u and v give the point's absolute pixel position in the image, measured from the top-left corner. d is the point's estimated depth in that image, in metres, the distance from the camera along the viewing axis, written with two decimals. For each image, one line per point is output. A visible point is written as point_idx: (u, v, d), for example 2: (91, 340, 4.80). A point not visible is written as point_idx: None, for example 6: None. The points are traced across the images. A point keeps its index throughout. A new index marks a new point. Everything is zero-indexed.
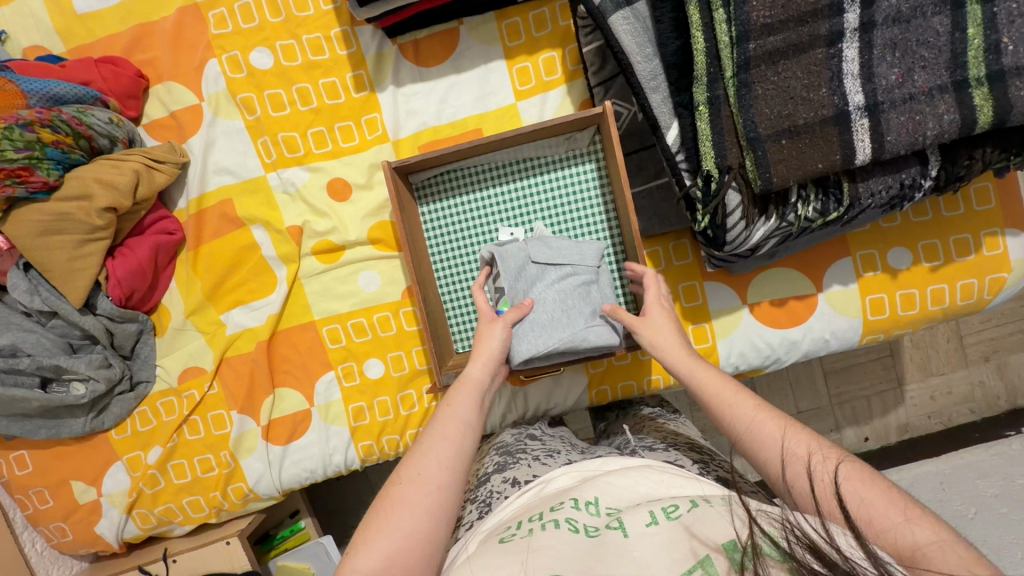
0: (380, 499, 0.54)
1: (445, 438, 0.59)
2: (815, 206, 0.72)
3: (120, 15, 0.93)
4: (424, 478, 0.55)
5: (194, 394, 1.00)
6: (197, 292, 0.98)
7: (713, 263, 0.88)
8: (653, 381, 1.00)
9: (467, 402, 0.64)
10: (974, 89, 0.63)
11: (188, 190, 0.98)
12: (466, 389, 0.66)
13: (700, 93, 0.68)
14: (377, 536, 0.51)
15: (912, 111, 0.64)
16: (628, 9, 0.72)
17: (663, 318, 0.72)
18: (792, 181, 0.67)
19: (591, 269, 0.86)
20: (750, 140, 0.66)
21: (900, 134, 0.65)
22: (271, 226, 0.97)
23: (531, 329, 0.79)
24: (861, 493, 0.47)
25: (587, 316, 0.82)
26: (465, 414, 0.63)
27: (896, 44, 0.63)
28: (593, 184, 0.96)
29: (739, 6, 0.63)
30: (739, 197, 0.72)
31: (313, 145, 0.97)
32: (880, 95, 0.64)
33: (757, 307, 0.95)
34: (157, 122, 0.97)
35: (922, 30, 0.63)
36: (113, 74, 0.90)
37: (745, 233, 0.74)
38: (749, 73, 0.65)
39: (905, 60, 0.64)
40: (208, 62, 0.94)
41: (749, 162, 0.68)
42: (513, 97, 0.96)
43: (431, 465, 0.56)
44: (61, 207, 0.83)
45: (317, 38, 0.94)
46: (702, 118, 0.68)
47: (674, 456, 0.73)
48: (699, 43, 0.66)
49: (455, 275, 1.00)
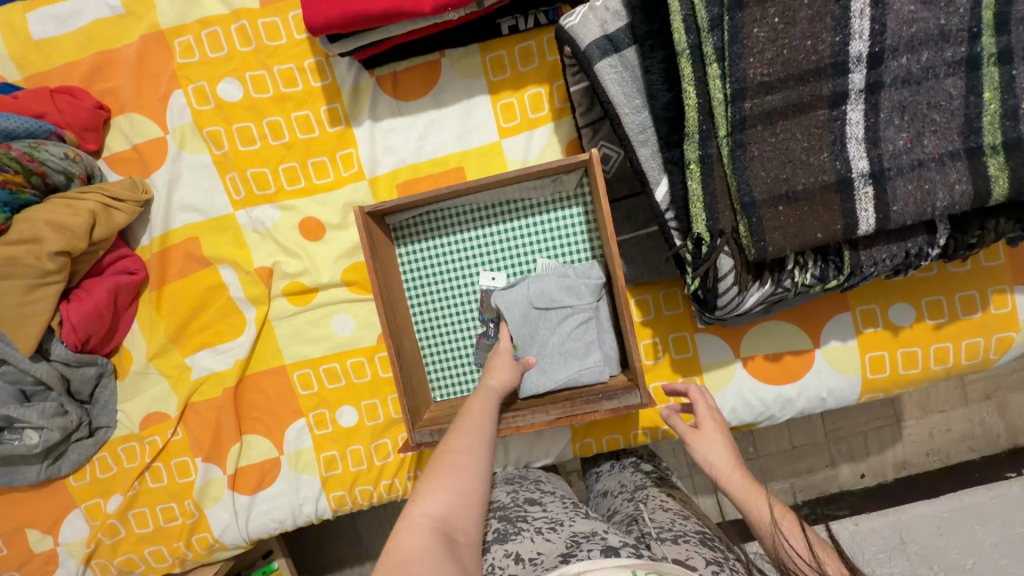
0: (434, 464, 0.61)
1: (480, 424, 0.66)
2: (813, 272, 0.68)
3: (79, 42, 0.87)
4: (469, 448, 0.62)
5: (157, 441, 0.95)
6: (160, 334, 0.93)
7: (704, 320, 0.82)
8: (640, 434, 0.95)
9: (488, 402, 0.71)
10: (988, 157, 0.58)
11: (151, 227, 0.92)
12: (483, 393, 0.73)
13: (692, 151, 0.62)
14: (443, 484, 0.57)
15: (921, 179, 0.59)
16: (616, 56, 0.67)
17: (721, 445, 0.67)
18: (790, 249, 0.62)
19: (588, 307, 0.86)
20: (744, 205, 0.61)
21: (907, 205, 0.59)
22: (239, 266, 0.92)
23: (538, 372, 0.85)
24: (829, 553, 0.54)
25: (582, 358, 0.85)
26: (488, 408, 0.70)
27: (906, 106, 0.58)
28: (580, 229, 0.91)
29: (735, 62, 0.58)
30: (733, 260, 0.67)
31: (284, 181, 0.91)
32: (886, 161, 0.59)
33: (751, 361, 0.90)
34: (118, 155, 0.91)
35: (933, 93, 0.57)
36: (69, 106, 0.84)
37: (737, 298, 0.70)
38: (745, 133, 0.60)
39: (914, 124, 0.58)
40: (174, 93, 0.89)
41: (743, 228, 0.63)
42: (496, 135, 0.91)
43: (477, 440, 0.63)
44: (9, 251, 0.78)
45: (290, 69, 0.89)
46: (694, 177, 0.63)
47: (687, 553, 0.65)
48: (691, 98, 0.61)
49: (439, 330, 0.95)
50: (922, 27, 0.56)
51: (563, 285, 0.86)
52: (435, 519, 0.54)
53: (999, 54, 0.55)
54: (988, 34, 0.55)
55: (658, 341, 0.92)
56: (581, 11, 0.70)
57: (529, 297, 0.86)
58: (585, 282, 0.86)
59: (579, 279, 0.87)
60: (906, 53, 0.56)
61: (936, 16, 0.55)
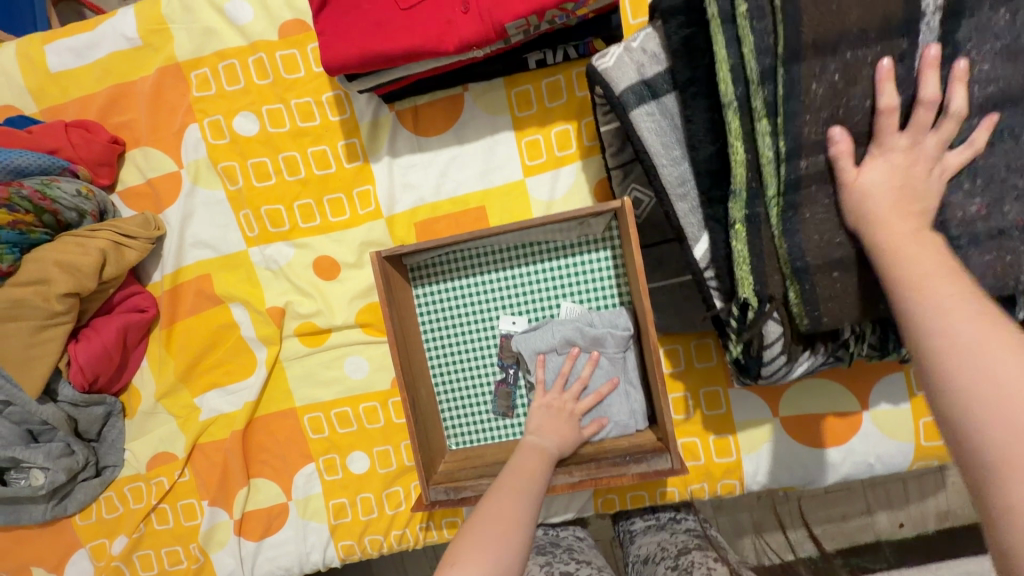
0: (473, 521, 0.58)
1: (528, 489, 0.63)
2: (871, 340, 0.64)
3: (96, 74, 0.86)
4: (515, 515, 0.59)
5: (163, 482, 0.92)
6: (170, 374, 0.90)
7: (740, 381, 0.74)
8: (667, 493, 0.89)
9: (539, 464, 0.69)
10: None
11: (163, 263, 0.89)
12: (534, 453, 0.71)
13: (738, 211, 0.57)
14: (484, 551, 0.54)
15: (1002, 249, 0.53)
16: (654, 103, 0.64)
17: (887, 197, 0.49)
18: (847, 321, 0.58)
19: (613, 356, 0.81)
20: (796, 270, 0.57)
21: (985, 276, 0.54)
22: (251, 306, 0.89)
23: (623, 396, 0.81)
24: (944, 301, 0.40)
25: (605, 411, 0.80)
26: (537, 470, 0.67)
27: (980, 170, 0.53)
28: (608, 274, 0.85)
29: (789, 118, 0.53)
30: (781, 328, 0.62)
31: (299, 219, 0.88)
32: (955, 229, 0.53)
33: (792, 423, 0.84)
34: (133, 190, 0.89)
35: (1014, 155, 0.52)
36: (84, 141, 0.82)
37: (786, 367, 0.65)
38: (798, 194, 0.55)
39: (990, 190, 0.53)
40: (189, 127, 0.86)
41: (794, 294, 0.58)
42: (520, 172, 0.87)
43: (523, 506, 0.60)
44: (17, 292, 0.76)
45: (307, 102, 0.85)
46: (739, 239, 0.58)
47: None
48: (738, 154, 0.55)
49: (455, 376, 0.90)
50: (1001, 86, 0.51)
51: (588, 335, 0.81)
52: None
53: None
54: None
55: (689, 396, 0.87)
56: (616, 51, 0.66)
57: (552, 344, 0.82)
58: (610, 332, 0.81)
59: (603, 329, 0.82)
60: (982, 116, 0.52)
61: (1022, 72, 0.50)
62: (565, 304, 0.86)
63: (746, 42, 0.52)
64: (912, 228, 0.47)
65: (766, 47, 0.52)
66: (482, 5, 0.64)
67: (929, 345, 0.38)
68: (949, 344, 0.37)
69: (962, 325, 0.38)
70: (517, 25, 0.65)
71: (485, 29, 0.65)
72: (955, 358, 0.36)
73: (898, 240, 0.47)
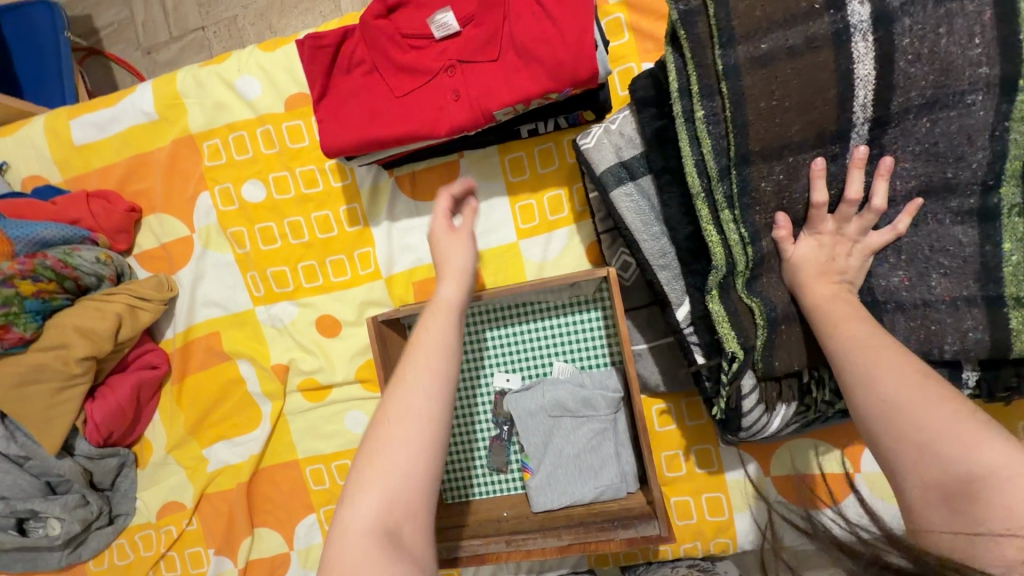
0: (368, 439, 0.50)
1: (428, 367, 0.52)
2: (832, 387, 0.67)
3: (116, 146, 0.92)
4: (412, 412, 0.50)
5: (172, 530, 0.95)
6: (180, 427, 0.94)
7: (728, 439, 0.76)
8: (661, 550, 0.89)
9: (445, 325, 0.56)
10: (1010, 309, 0.55)
11: (176, 321, 0.94)
12: (440, 307, 0.57)
13: (713, 280, 0.63)
14: (373, 477, 0.48)
15: (926, 318, 0.58)
16: (632, 185, 0.68)
17: (813, 274, 0.58)
18: (797, 364, 0.63)
19: (605, 418, 0.84)
20: (770, 320, 0.61)
21: (909, 340, 0.58)
22: (257, 362, 0.93)
23: (615, 458, 0.83)
24: (876, 359, 0.51)
25: (598, 473, 0.82)
26: (444, 336, 0.55)
27: (903, 247, 0.59)
28: (599, 334, 0.88)
29: (746, 212, 0.59)
30: (754, 379, 0.66)
31: (302, 279, 0.92)
32: (878, 294, 0.59)
33: (781, 481, 0.85)
34: (148, 253, 0.94)
35: (939, 238, 0.57)
36: (104, 211, 0.88)
37: (764, 419, 0.69)
38: (761, 267, 0.62)
39: (914, 265, 0.58)
40: (200, 195, 0.91)
41: (761, 340, 0.62)
42: (514, 235, 0.90)
43: (418, 400, 0.51)
44: (39, 357, 0.81)
45: (311, 170, 0.90)
46: (714, 301, 0.63)
47: None
48: (712, 237, 0.60)
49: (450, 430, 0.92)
50: (923, 180, 0.56)
51: (579, 397, 0.84)
52: (367, 521, 0.46)
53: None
54: (1011, 185, 0.53)
55: (680, 454, 0.89)
56: (597, 132, 0.70)
57: (543, 405, 0.84)
58: (600, 394, 0.83)
59: (595, 391, 0.84)
60: (905, 204, 0.58)
61: (942, 169, 0.55)
62: (557, 364, 0.88)
63: (704, 144, 0.57)
64: (833, 293, 0.58)
65: (720, 149, 0.57)
66: (472, 93, 0.67)
67: (875, 430, 0.48)
68: (884, 420, 0.48)
69: (881, 373, 0.50)
70: (506, 111, 0.68)
71: (475, 115, 0.67)
72: (892, 433, 0.47)
73: (825, 304, 0.57)
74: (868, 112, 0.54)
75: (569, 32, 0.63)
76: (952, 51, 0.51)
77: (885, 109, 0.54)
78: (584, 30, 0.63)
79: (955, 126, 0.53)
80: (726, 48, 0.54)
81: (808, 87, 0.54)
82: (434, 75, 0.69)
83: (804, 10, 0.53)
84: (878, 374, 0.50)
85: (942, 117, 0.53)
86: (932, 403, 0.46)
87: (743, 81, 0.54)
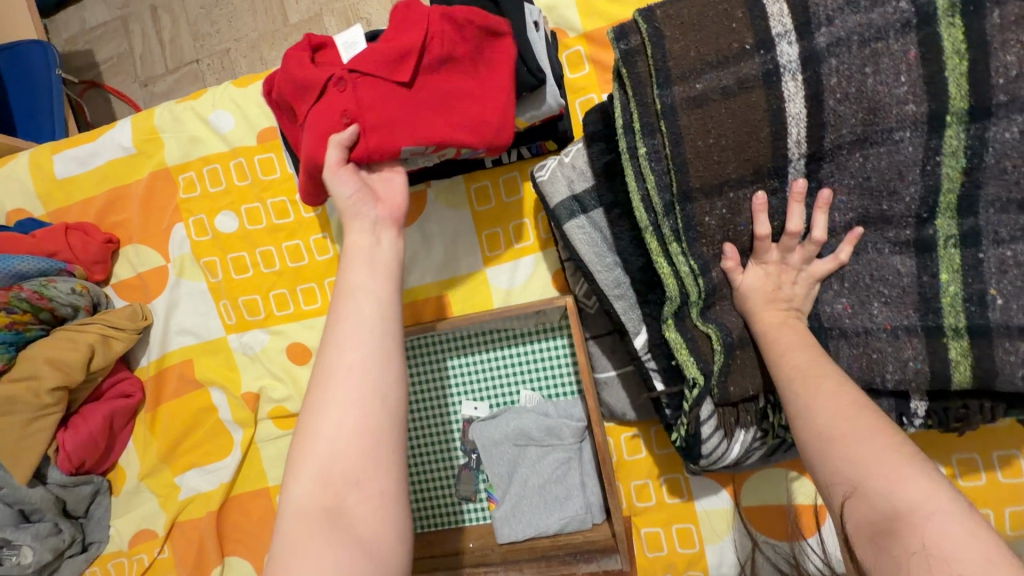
0: (303, 412, 0.51)
1: (346, 322, 0.53)
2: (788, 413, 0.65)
3: (95, 179, 0.95)
4: (338, 375, 0.50)
5: (143, 559, 0.95)
6: (152, 454, 0.95)
7: (692, 469, 0.74)
8: None
9: (361, 270, 0.56)
10: (951, 339, 0.54)
11: (150, 350, 0.96)
12: (356, 253, 0.58)
13: (669, 311, 0.61)
14: (308, 450, 0.49)
15: (868, 348, 0.57)
16: (584, 217, 0.68)
17: (762, 302, 0.58)
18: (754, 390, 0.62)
19: (570, 447, 0.83)
20: (726, 346, 0.60)
21: (852, 369, 0.57)
22: (228, 391, 0.94)
23: (581, 487, 0.82)
24: (817, 392, 0.49)
25: (564, 503, 0.81)
26: (361, 282, 0.55)
27: (847, 275, 0.58)
28: (566, 362, 0.87)
29: (692, 244, 0.58)
30: (711, 406, 0.64)
31: (274, 308, 0.93)
32: (825, 323, 0.59)
33: (753, 514, 0.83)
34: (125, 282, 0.97)
35: (878, 267, 0.57)
36: (81, 243, 0.91)
37: (724, 448, 0.66)
38: (714, 297, 0.61)
39: (857, 292, 0.58)
40: (175, 226, 0.94)
41: (718, 364, 0.60)
42: (481, 263, 0.90)
43: (340, 361, 0.51)
44: (10, 389, 0.83)
45: (282, 201, 0.92)
46: (670, 330, 0.62)
47: None
48: (665, 269, 0.60)
49: (420, 460, 0.91)
50: (860, 213, 0.57)
51: (544, 426, 0.83)
52: (308, 496, 0.48)
53: (959, 236, 0.53)
54: (945, 217, 0.54)
55: (650, 484, 0.87)
56: (551, 164, 0.70)
57: (507, 435, 0.84)
58: (566, 424, 0.83)
59: (561, 421, 0.84)
60: (846, 234, 0.57)
61: (877, 202, 0.56)
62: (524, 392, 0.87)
63: (648, 180, 0.57)
64: (780, 323, 0.57)
65: (663, 185, 0.57)
66: (383, 125, 0.61)
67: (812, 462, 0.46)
68: (817, 451, 0.46)
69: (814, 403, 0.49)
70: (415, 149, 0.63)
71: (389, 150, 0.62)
72: (826, 463, 0.45)
73: (773, 333, 0.56)
74: (803, 149, 0.55)
75: (490, 96, 0.64)
76: (879, 90, 0.52)
77: (819, 145, 0.55)
78: (504, 98, 0.64)
79: (885, 163, 0.54)
80: (663, 88, 0.55)
81: (741, 127, 0.55)
82: (337, 94, 0.62)
83: (735, 51, 0.54)
84: (816, 403, 0.48)
85: (873, 152, 0.54)
86: (864, 433, 0.44)
87: (680, 121, 0.55)
